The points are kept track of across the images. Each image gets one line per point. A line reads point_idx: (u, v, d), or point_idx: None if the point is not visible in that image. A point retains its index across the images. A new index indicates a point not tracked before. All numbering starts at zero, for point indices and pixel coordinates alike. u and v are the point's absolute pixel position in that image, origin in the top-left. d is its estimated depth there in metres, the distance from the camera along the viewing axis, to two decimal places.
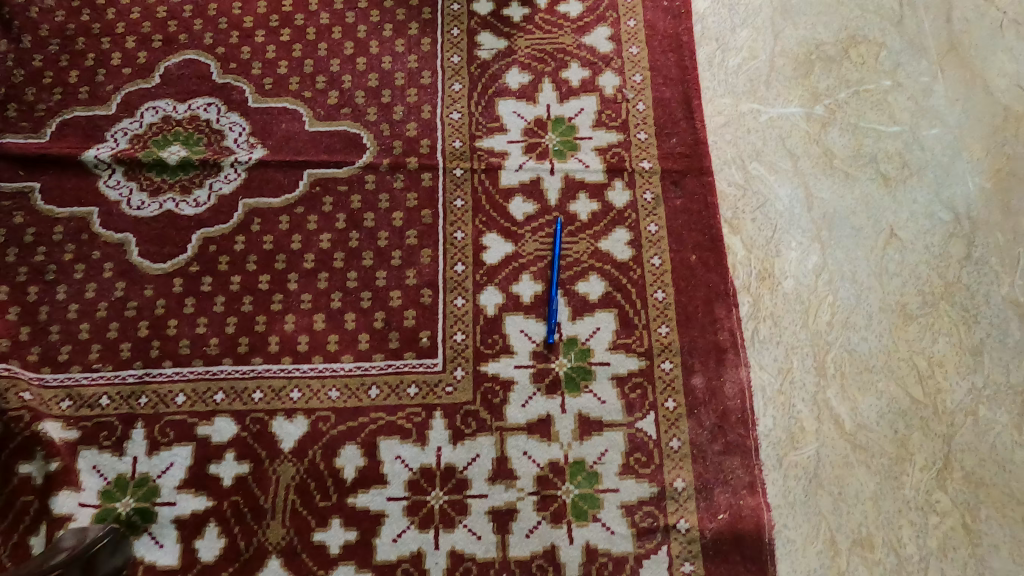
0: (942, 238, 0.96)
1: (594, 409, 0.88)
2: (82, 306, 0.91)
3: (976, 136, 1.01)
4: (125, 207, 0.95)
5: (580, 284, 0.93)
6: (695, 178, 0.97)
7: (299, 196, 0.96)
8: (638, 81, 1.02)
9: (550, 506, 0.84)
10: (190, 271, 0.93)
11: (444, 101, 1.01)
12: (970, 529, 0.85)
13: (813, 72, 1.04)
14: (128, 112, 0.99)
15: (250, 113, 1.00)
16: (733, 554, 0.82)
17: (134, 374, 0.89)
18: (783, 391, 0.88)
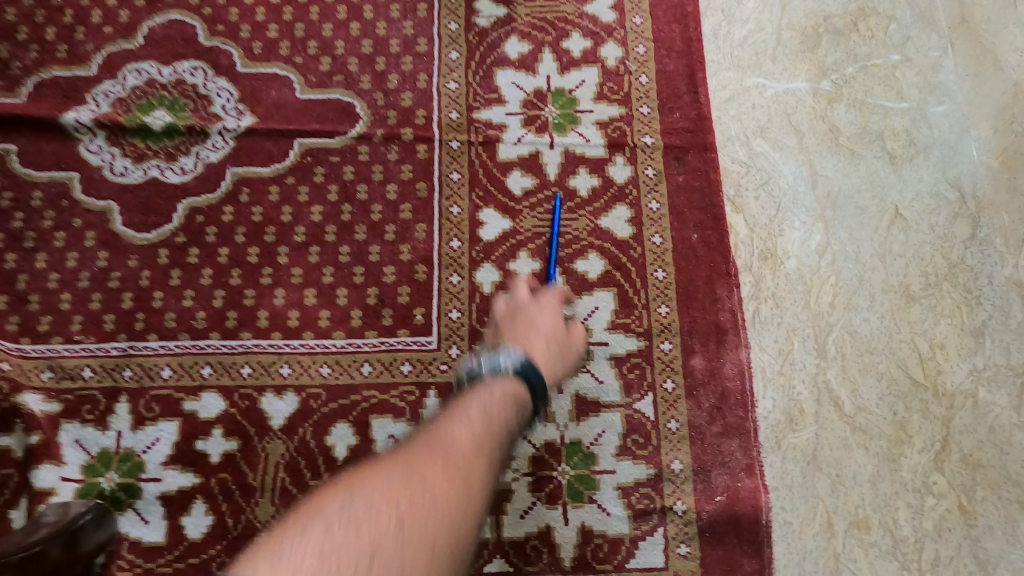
0: (947, 217, 0.94)
1: (591, 390, 0.86)
2: (62, 275, 0.88)
3: (984, 114, 0.98)
4: (107, 173, 0.91)
5: (579, 262, 0.91)
6: (698, 154, 0.95)
7: (290, 166, 0.93)
8: (642, 53, 0.99)
9: (545, 487, 0.83)
10: (176, 242, 0.90)
11: (441, 70, 0.97)
12: (965, 510, 0.84)
13: (821, 45, 1.01)
14: (109, 73, 0.95)
15: (238, 78, 0.96)
16: (730, 536, 0.82)
17: (117, 346, 0.86)
18: (784, 372, 0.87)
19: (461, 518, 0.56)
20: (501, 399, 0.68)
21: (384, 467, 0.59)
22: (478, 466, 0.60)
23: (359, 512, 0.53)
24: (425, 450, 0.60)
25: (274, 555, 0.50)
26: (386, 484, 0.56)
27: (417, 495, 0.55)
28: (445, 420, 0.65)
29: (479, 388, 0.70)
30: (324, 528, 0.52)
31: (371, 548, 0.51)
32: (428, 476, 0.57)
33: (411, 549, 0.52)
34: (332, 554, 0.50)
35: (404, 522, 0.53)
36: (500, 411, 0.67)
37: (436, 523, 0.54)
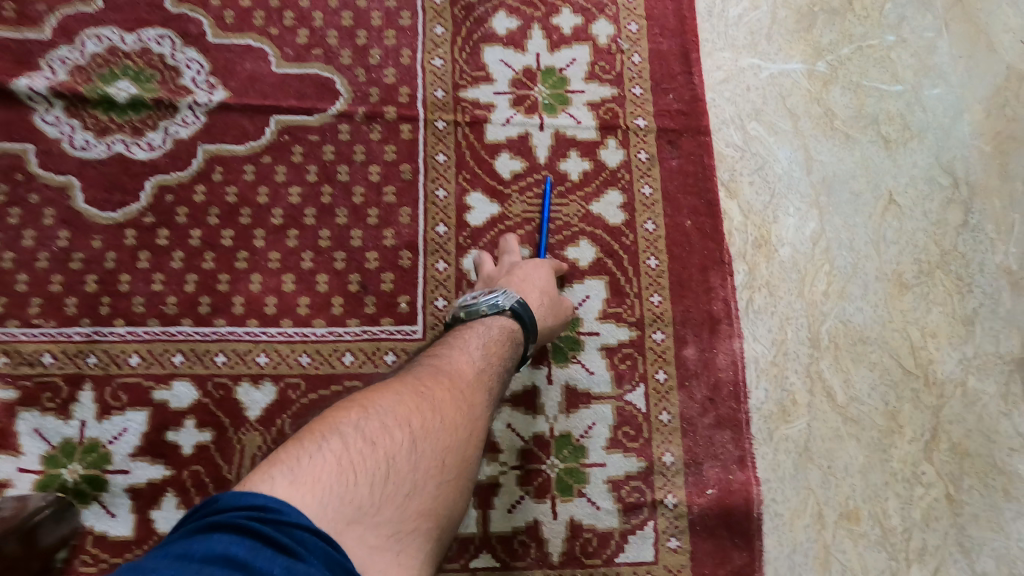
0: (940, 203, 0.93)
1: (582, 381, 0.84)
2: (20, 256, 0.83)
3: (979, 98, 0.96)
4: (67, 147, 0.86)
5: (570, 249, 0.88)
6: (692, 137, 0.92)
7: (266, 145, 0.88)
8: (634, 31, 0.95)
9: (534, 480, 0.81)
10: (143, 222, 0.85)
11: (426, 45, 0.93)
12: (953, 500, 0.84)
13: (816, 25, 0.98)
14: (66, 38, 0.88)
15: (209, 49, 0.90)
16: (720, 529, 0.81)
17: (81, 332, 0.81)
18: (776, 363, 0.86)
19: (467, 439, 0.59)
20: (501, 339, 0.70)
21: (393, 386, 0.59)
22: (479, 395, 0.63)
23: (379, 425, 0.54)
24: (430, 377, 0.62)
25: (299, 461, 0.50)
26: (400, 401, 0.57)
27: (428, 414, 0.57)
28: (446, 351, 0.67)
29: (477, 322, 0.72)
30: (346, 439, 0.53)
31: (391, 461, 0.53)
32: (436, 398, 0.59)
33: (425, 465, 0.54)
34: (354, 463, 0.51)
35: (419, 439, 0.55)
36: (497, 348, 0.69)
37: (445, 442, 0.57)
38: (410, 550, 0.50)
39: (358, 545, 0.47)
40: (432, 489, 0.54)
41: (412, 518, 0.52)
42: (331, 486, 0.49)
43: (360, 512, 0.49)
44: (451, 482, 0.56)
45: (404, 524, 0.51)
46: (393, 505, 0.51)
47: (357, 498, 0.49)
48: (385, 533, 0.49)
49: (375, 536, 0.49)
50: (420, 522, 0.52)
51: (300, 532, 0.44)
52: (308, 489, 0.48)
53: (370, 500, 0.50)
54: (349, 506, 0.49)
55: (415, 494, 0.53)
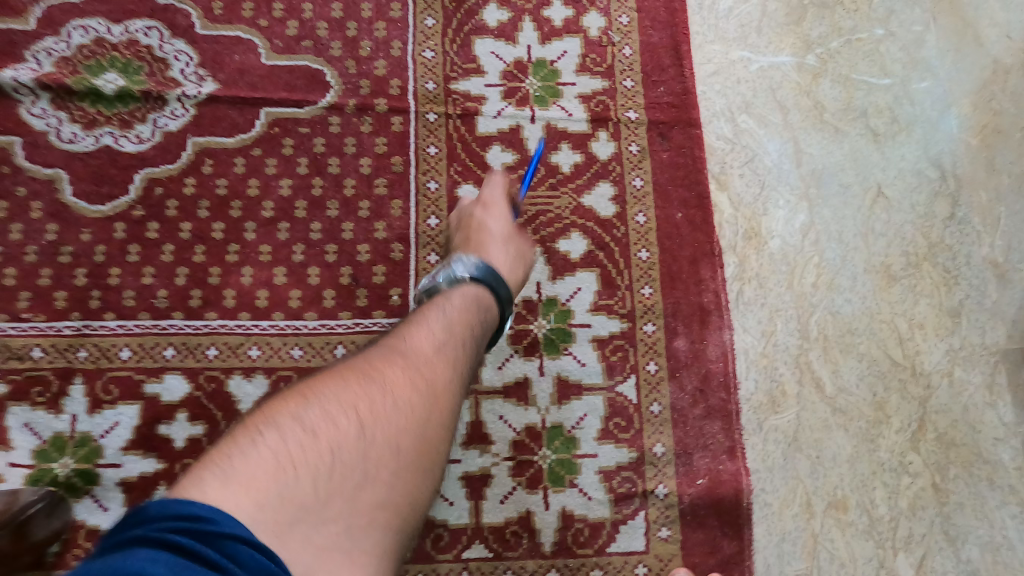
0: (928, 196, 0.94)
1: (573, 372, 0.84)
2: (8, 249, 0.82)
3: (966, 91, 0.97)
4: (54, 140, 0.85)
5: (562, 241, 0.88)
6: (682, 129, 0.92)
7: (256, 137, 0.88)
8: (625, 23, 0.95)
9: (526, 471, 0.81)
10: (132, 215, 0.84)
11: (417, 37, 0.92)
12: (939, 488, 0.85)
13: (806, 18, 0.98)
14: (53, 30, 0.87)
15: (198, 41, 0.90)
16: (710, 518, 0.82)
17: (71, 326, 0.81)
18: (766, 354, 0.86)
19: (427, 419, 0.55)
20: (464, 307, 0.66)
21: (340, 370, 0.56)
22: (442, 369, 0.59)
23: (319, 414, 0.51)
24: (383, 356, 0.58)
25: (230, 462, 0.47)
26: (345, 386, 0.54)
27: (377, 396, 0.54)
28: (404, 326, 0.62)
29: (434, 294, 0.68)
30: (281, 432, 0.49)
31: (334, 452, 0.50)
32: (388, 378, 0.55)
33: (376, 453, 0.51)
34: (291, 459, 0.48)
35: (367, 425, 0.52)
36: (457, 317, 0.65)
37: (398, 424, 0.53)
38: (363, 545, 0.48)
39: (301, 548, 0.45)
40: (387, 477, 0.51)
41: (363, 510, 0.49)
42: (265, 485, 0.46)
43: (302, 510, 0.47)
44: (411, 466, 0.53)
45: (355, 519, 0.48)
46: (339, 499, 0.48)
47: (297, 496, 0.47)
48: (333, 532, 0.47)
49: (320, 537, 0.46)
50: (374, 513, 0.49)
51: (230, 544, 0.42)
52: (240, 491, 0.45)
53: (312, 497, 0.47)
54: (287, 506, 0.46)
55: (366, 484, 0.50)
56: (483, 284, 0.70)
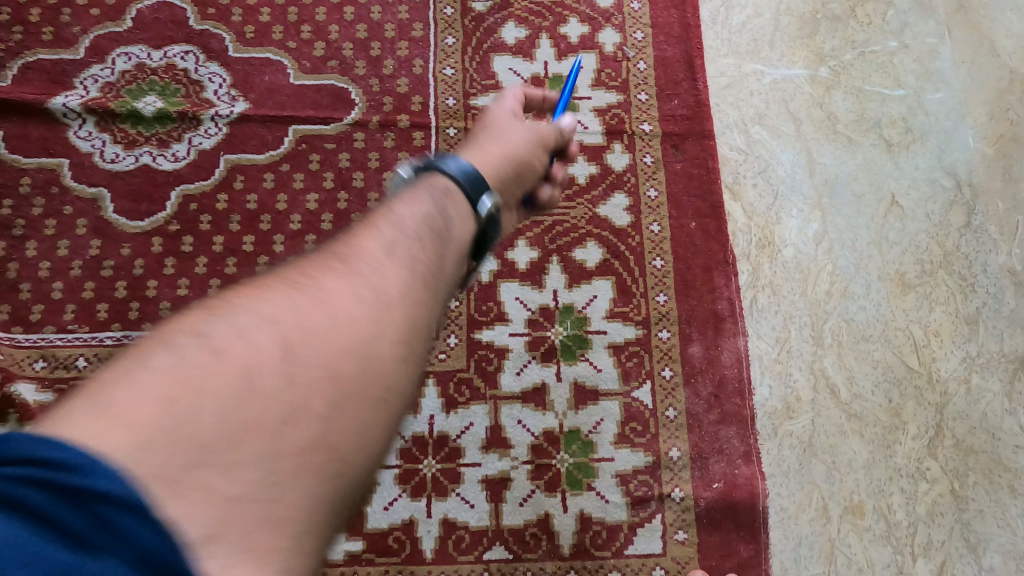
0: (943, 204, 0.94)
1: (589, 378, 0.86)
2: (54, 264, 0.87)
3: (981, 101, 0.98)
4: (98, 160, 0.90)
5: (578, 251, 0.90)
6: (696, 141, 0.94)
7: (285, 153, 0.92)
8: (639, 39, 0.98)
9: (544, 474, 0.83)
10: (169, 230, 0.89)
11: (437, 55, 0.96)
12: (958, 495, 0.85)
13: (819, 31, 1.00)
14: (98, 58, 0.93)
15: (230, 63, 0.94)
16: (726, 522, 0.83)
17: (113, 336, 0.85)
18: (780, 360, 0.88)
19: (376, 332, 0.40)
20: (434, 204, 0.52)
21: (255, 281, 0.43)
22: (395, 272, 0.44)
23: (199, 335, 0.36)
24: (317, 260, 0.44)
25: (58, 409, 0.32)
26: (254, 296, 0.40)
27: (291, 312, 0.39)
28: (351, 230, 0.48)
29: (400, 190, 0.54)
30: (119, 376, 0.33)
31: (245, 378, 0.34)
32: (316, 283, 0.41)
33: (295, 378, 0.36)
34: (111, 423, 0.31)
35: (283, 342, 0.37)
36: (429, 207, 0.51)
37: (345, 335, 0.39)
38: (297, 500, 0.33)
39: (154, 535, 0.29)
40: (321, 408, 0.36)
41: (283, 459, 0.33)
42: (145, 420, 0.32)
43: (155, 481, 0.30)
44: (353, 400, 0.37)
45: (283, 463, 0.33)
46: (244, 444, 0.33)
47: (131, 467, 0.30)
48: (197, 519, 0.30)
49: (158, 541, 0.28)
50: (302, 462, 0.34)
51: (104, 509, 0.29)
52: (29, 461, 0.29)
53: (138, 480, 0.29)
54: (145, 465, 0.30)
55: (279, 426, 0.34)
56: (464, 193, 0.55)
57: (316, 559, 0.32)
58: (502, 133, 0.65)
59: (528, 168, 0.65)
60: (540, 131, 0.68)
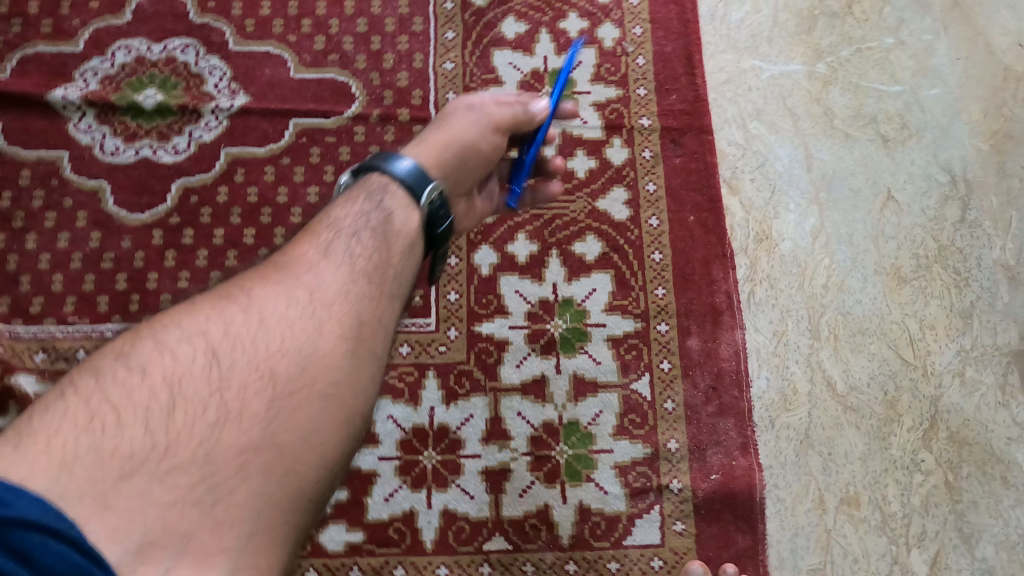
0: (938, 200, 0.95)
1: (589, 370, 0.87)
2: (55, 257, 0.87)
3: (977, 97, 0.98)
4: (98, 153, 0.90)
5: (577, 244, 0.91)
6: (694, 136, 0.95)
7: (285, 146, 0.92)
8: (639, 34, 0.99)
9: (544, 466, 0.84)
10: (169, 223, 0.89)
11: (438, 49, 0.96)
12: (952, 487, 0.86)
13: (816, 28, 1.01)
14: (98, 50, 0.93)
15: (231, 56, 0.94)
16: (724, 513, 0.83)
17: (113, 328, 0.85)
18: (777, 353, 0.88)
19: (314, 335, 0.50)
20: (374, 205, 0.58)
21: (195, 299, 0.51)
22: (334, 274, 0.54)
23: (159, 344, 0.47)
24: (256, 275, 0.53)
25: (32, 420, 0.42)
26: (196, 312, 0.49)
27: (235, 322, 0.49)
28: (293, 240, 0.57)
29: (336, 196, 0.61)
30: (101, 378, 0.45)
31: (179, 389, 0.45)
32: (255, 297, 0.51)
33: (237, 379, 0.47)
34: (120, 403, 0.44)
35: (220, 353, 0.48)
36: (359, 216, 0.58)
37: (265, 349, 0.49)
38: (233, 495, 0.43)
39: (139, 504, 0.41)
40: (259, 409, 0.46)
41: (230, 449, 0.45)
42: (74, 442, 0.42)
43: (134, 462, 0.42)
44: (293, 395, 0.48)
45: (213, 462, 0.44)
46: (193, 442, 0.44)
47: (124, 446, 0.42)
48: (186, 482, 0.43)
49: (166, 491, 0.42)
50: (247, 453, 0.45)
51: (19, 534, 0.36)
52: (42, 452, 0.40)
53: (149, 443, 0.43)
54: (111, 459, 0.42)
55: (226, 420, 0.45)
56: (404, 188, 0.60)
57: (283, 514, 0.45)
58: (450, 125, 0.71)
59: (476, 155, 0.70)
60: (491, 118, 0.72)
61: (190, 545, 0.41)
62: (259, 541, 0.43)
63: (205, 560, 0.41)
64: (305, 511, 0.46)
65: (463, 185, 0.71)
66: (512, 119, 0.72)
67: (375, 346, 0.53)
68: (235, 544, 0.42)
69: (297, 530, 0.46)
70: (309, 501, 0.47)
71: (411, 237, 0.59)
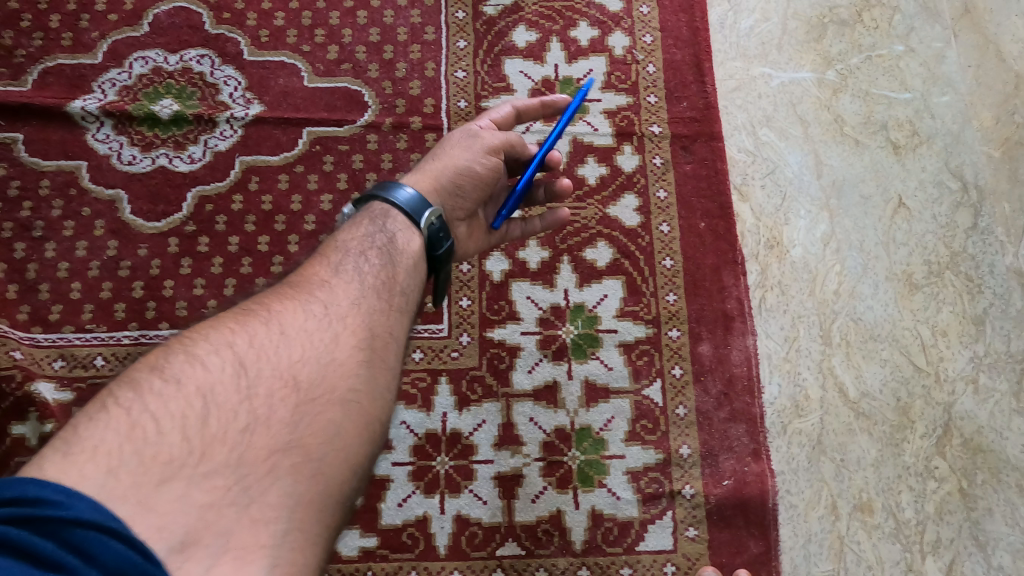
0: (949, 207, 0.95)
1: (600, 376, 0.87)
2: (73, 265, 0.88)
3: (987, 104, 0.99)
4: (115, 162, 0.91)
5: (588, 250, 0.92)
6: (705, 143, 0.95)
7: (299, 154, 0.93)
8: (649, 42, 0.99)
9: (556, 471, 0.84)
10: (185, 231, 0.90)
11: (449, 58, 0.97)
12: (966, 493, 0.86)
13: (826, 35, 1.01)
14: (116, 62, 0.94)
15: (246, 66, 0.96)
16: (736, 519, 0.83)
17: (130, 335, 0.86)
18: (789, 359, 0.89)
19: (332, 345, 0.53)
20: (378, 228, 0.63)
21: (218, 316, 0.53)
22: (346, 290, 0.57)
23: (190, 356, 0.48)
24: (274, 294, 0.56)
25: (75, 431, 0.43)
26: (220, 327, 0.51)
27: (259, 334, 0.51)
28: (306, 264, 0.60)
29: (341, 226, 0.65)
30: (138, 390, 0.45)
31: (209, 398, 0.46)
32: (275, 312, 0.53)
33: (264, 387, 0.48)
34: (158, 412, 0.44)
35: (247, 362, 0.49)
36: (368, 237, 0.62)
37: (287, 358, 0.50)
38: (266, 497, 0.44)
39: (179, 507, 0.41)
40: (285, 414, 0.48)
41: (261, 452, 0.45)
42: (114, 450, 0.42)
43: (173, 467, 0.43)
44: (316, 400, 0.49)
45: (245, 465, 0.45)
46: (225, 448, 0.45)
47: (164, 452, 0.43)
48: (222, 486, 0.43)
49: (204, 493, 0.43)
50: (277, 457, 0.46)
51: (79, 532, 0.38)
52: (89, 460, 0.41)
53: (186, 449, 0.44)
54: (152, 465, 0.42)
55: (256, 425, 0.46)
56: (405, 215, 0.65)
57: (316, 515, 0.45)
58: (448, 152, 0.74)
59: (473, 180, 0.73)
60: (487, 145, 0.75)
61: (229, 543, 0.41)
62: (296, 540, 0.43)
63: (244, 559, 0.41)
64: (336, 514, 0.47)
65: (461, 210, 0.74)
66: (505, 144, 0.76)
67: (389, 356, 0.55)
68: (273, 542, 0.43)
69: (330, 533, 0.46)
70: (338, 503, 0.47)
71: (415, 256, 0.64)
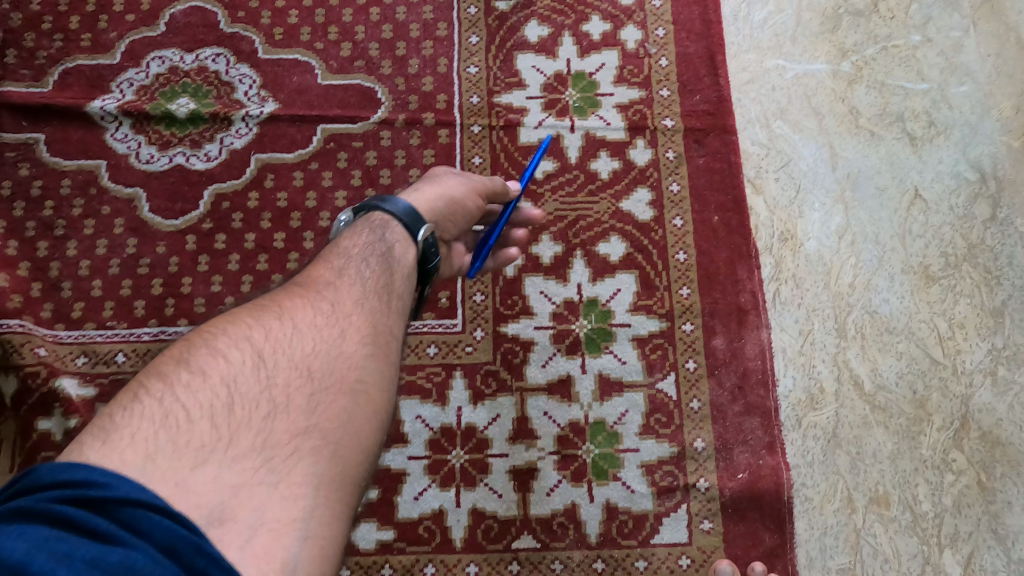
0: (967, 198, 0.94)
1: (614, 369, 0.88)
2: (94, 263, 0.89)
3: (1006, 95, 0.97)
4: (134, 161, 0.93)
5: (601, 245, 0.92)
6: (718, 136, 0.95)
7: (313, 151, 0.94)
8: (662, 35, 0.99)
9: (571, 465, 0.85)
10: (202, 228, 0.91)
11: (461, 54, 0.98)
12: (985, 487, 0.85)
13: (841, 26, 1.00)
14: (133, 62, 0.95)
15: (260, 64, 0.97)
16: (752, 512, 0.84)
17: (149, 332, 0.88)
18: (804, 352, 0.88)
19: (339, 339, 0.54)
20: (378, 237, 0.64)
21: (234, 311, 0.54)
22: (349, 289, 0.58)
23: (212, 348, 0.49)
24: (283, 293, 0.57)
25: (111, 419, 0.44)
26: (237, 321, 0.52)
27: (274, 328, 0.52)
28: (310, 267, 0.61)
29: (340, 231, 0.66)
30: (167, 381, 0.46)
31: (233, 387, 0.47)
32: (286, 307, 0.54)
33: (282, 377, 0.49)
34: (187, 401, 0.46)
35: (265, 354, 0.50)
36: (368, 241, 0.63)
37: (303, 351, 0.51)
38: (291, 476, 0.45)
39: (214, 487, 0.43)
40: (302, 402, 0.49)
41: (283, 436, 0.47)
42: (151, 437, 0.43)
43: (205, 453, 0.44)
44: (328, 389, 0.50)
45: (266, 450, 0.46)
46: (249, 433, 0.46)
47: (196, 439, 0.44)
48: (251, 467, 0.44)
49: (235, 474, 0.44)
50: (298, 440, 0.47)
51: (128, 510, 0.39)
52: (127, 446, 0.42)
53: (216, 435, 0.45)
54: (186, 450, 0.43)
55: (278, 412, 0.48)
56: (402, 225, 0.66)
57: (338, 493, 0.46)
58: (443, 180, 0.75)
59: (463, 212, 0.75)
60: (478, 183, 0.77)
61: (264, 517, 0.43)
62: (323, 516, 0.45)
63: (279, 532, 0.42)
64: (354, 494, 0.48)
65: (449, 234, 0.75)
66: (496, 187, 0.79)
67: (390, 352, 0.56)
68: (302, 516, 0.44)
69: (351, 512, 0.47)
70: (356, 483, 0.48)
71: (410, 267, 0.64)
